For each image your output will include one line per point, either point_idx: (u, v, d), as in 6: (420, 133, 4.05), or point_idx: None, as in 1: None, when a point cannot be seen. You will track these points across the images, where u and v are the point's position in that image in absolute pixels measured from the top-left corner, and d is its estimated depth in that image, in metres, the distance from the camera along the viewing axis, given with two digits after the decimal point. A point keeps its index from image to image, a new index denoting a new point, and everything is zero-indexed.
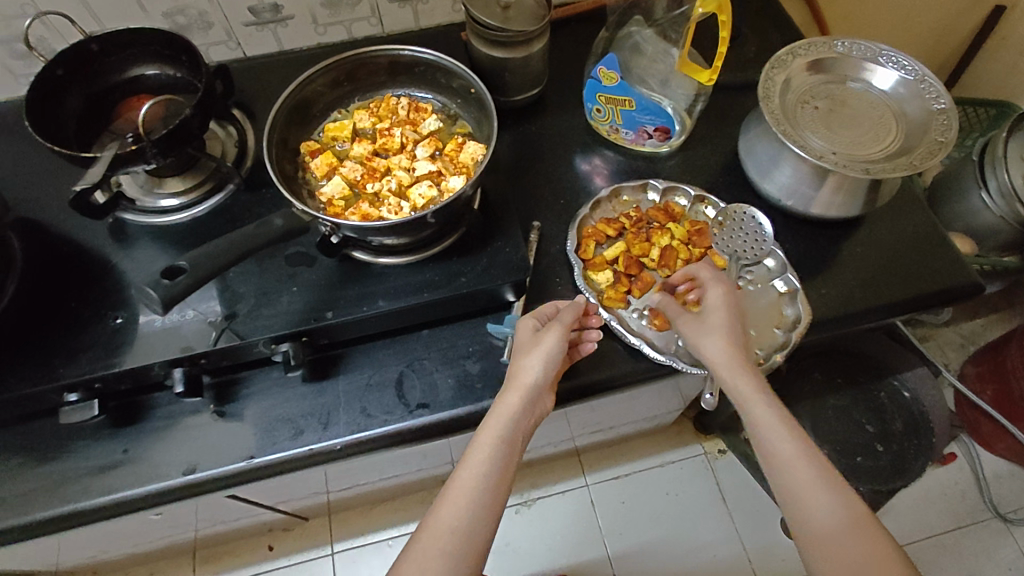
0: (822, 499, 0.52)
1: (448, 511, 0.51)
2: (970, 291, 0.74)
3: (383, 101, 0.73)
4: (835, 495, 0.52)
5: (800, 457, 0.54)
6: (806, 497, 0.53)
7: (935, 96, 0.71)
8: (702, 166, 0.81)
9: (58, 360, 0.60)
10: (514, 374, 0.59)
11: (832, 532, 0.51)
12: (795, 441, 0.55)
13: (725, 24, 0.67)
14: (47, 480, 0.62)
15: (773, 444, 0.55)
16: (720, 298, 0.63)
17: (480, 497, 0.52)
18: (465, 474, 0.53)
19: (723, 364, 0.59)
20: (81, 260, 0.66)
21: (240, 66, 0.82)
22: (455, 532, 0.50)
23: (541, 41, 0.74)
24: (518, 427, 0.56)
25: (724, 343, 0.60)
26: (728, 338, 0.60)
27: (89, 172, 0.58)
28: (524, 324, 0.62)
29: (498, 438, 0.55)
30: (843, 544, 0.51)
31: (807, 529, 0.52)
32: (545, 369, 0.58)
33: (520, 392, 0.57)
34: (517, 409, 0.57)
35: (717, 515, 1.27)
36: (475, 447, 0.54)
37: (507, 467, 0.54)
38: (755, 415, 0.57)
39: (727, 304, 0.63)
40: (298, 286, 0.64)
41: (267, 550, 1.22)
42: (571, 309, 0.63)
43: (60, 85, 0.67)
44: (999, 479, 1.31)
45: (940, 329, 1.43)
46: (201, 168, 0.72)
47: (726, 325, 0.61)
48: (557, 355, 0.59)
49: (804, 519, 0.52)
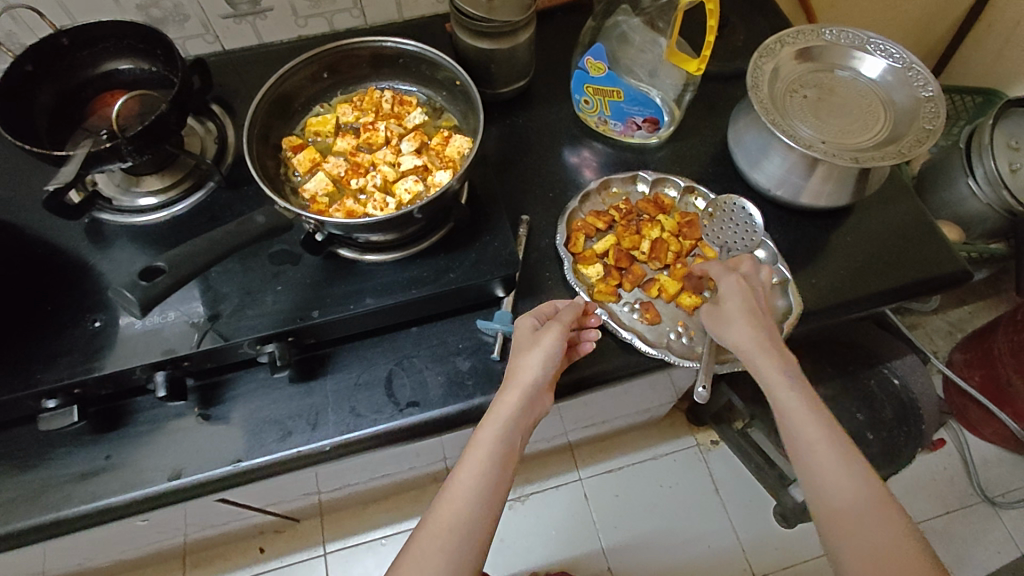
0: (841, 479, 0.52)
1: (447, 510, 0.51)
2: (959, 278, 0.74)
3: (366, 95, 0.71)
4: (853, 477, 0.52)
5: (824, 440, 0.54)
6: (827, 479, 0.53)
7: (922, 83, 0.71)
8: (691, 157, 0.80)
9: (36, 366, 0.58)
10: (513, 373, 0.58)
11: (851, 511, 0.51)
12: (818, 423, 0.55)
13: (713, 12, 0.66)
14: (26, 488, 0.60)
15: (796, 424, 0.55)
16: (734, 289, 0.63)
17: (477, 498, 0.51)
18: (464, 474, 0.52)
19: (745, 348, 0.59)
20: (57, 262, 0.65)
21: (219, 60, 0.80)
22: (454, 531, 0.50)
23: (526, 31, 0.73)
24: (516, 426, 0.55)
25: (747, 327, 0.60)
26: (750, 324, 0.60)
27: (63, 171, 0.56)
28: (523, 323, 0.61)
29: (497, 438, 0.54)
30: (865, 524, 0.51)
31: (828, 508, 0.52)
32: (544, 367, 0.57)
33: (519, 391, 0.56)
34: (516, 408, 0.56)
35: (710, 505, 1.27)
36: (474, 447, 0.54)
37: (505, 467, 0.53)
38: (781, 396, 0.57)
39: (744, 292, 0.63)
40: (282, 284, 0.63)
41: (258, 553, 1.21)
42: (571, 309, 0.62)
43: (31, 81, 0.65)
44: (987, 463, 1.33)
45: (928, 316, 1.45)
46: (180, 165, 0.70)
47: (743, 312, 0.61)
48: (556, 354, 0.58)
49: (823, 496, 0.53)
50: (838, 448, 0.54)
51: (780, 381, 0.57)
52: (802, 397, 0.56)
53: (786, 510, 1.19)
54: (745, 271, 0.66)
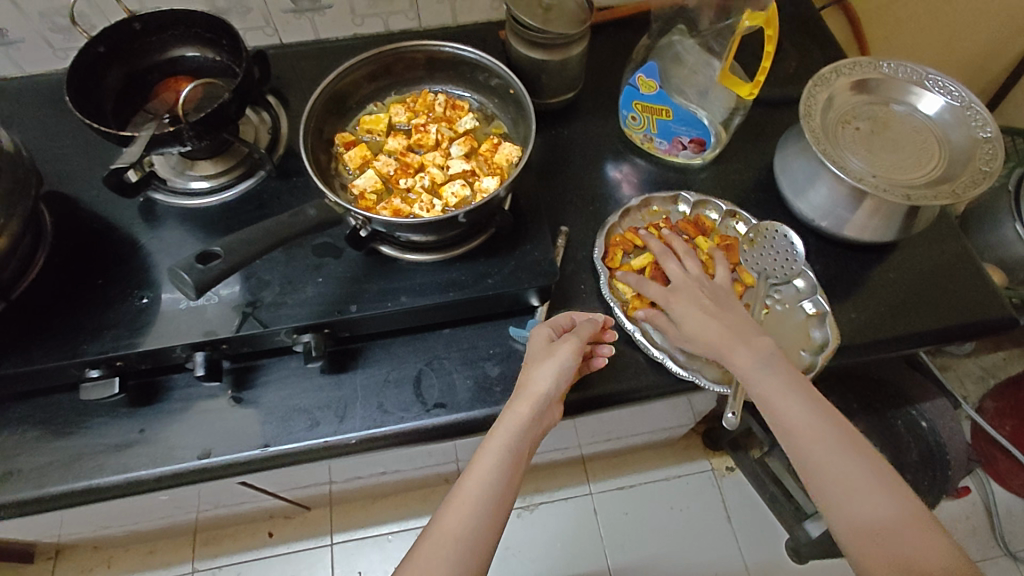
0: (871, 499, 0.52)
1: (453, 518, 0.51)
2: (1004, 325, 0.72)
3: (420, 97, 0.73)
4: (882, 493, 0.52)
5: (836, 446, 0.54)
6: (856, 499, 0.52)
7: (981, 124, 0.69)
8: (733, 181, 0.79)
9: (83, 336, 0.60)
10: (526, 383, 0.58)
11: (874, 522, 0.51)
12: (827, 429, 0.54)
13: (772, 38, 0.65)
14: (63, 454, 0.62)
15: (799, 435, 0.54)
16: (676, 300, 0.64)
17: (484, 508, 0.51)
18: (472, 481, 0.52)
19: (717, 352, 0.60)
20: (110, 237, 0.67)
21: (276, 53, 0.82)
22: (459, 539, 0.50)
23: (580, 45, 0.73)
24: (526, 436, 0.55)
25: (707, 331, 0.60)
26: (709, 326, 0.61)
27: (126, 152, 0.59)
28: (539, 333, 0.61)
29: (507, 447, 0.54)
30: (896, 537, 0.50)
31: (855, 525, 0.51)
32: (557, 381, 0.57)
33: (529, 402, 0.56)
34: (527, 419, 0.55)
35: (721, 532, 1.25)
36: (481, 456, 0.54)
37: (512, 478, 0.53)
38: (780, 408, 0.55)
39: (691, 297, 0.63)
40: (323, 276, 0.64)
41: (267, 537, 1.23)
42: (589, 325, 0.63)
43: (102, 61, 0.68)
44: (1013, 516, 1.28)
45: (961, 359, 1.41)
46: (233, 152, 0.72)
47: (696, 314, 0.62)
48: (570, 367, 0.58)
49: (843, 510, 0.52)
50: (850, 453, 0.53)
51: (771, 389, 0.56)
52: (802, 404, 0.55)
53: (799, 545, 1.16)
54: (687, 274, 0.66)
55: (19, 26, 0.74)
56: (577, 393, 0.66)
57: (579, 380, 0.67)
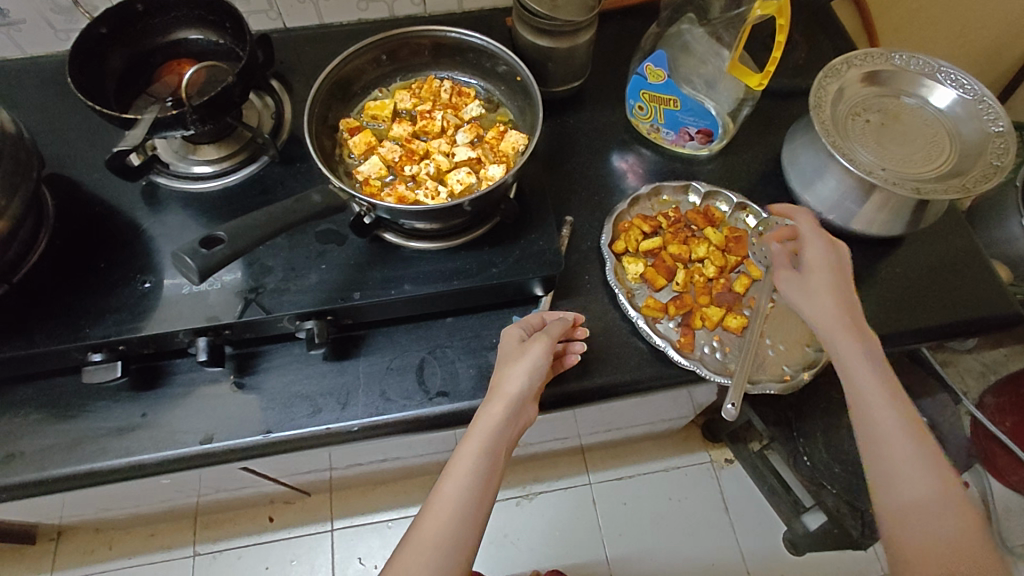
0: (917, 482, 0.54)
1: (432, 525, 0.51)
2: (1008, 322, 0.71)
3: (425, 83, 0.72)
4: (931, 481, 0.54)
5: (901, 431, 0.55)
6: (902, 480, 0.54)
7: (993, 118, 0.68)
8: (741, 173, 0.79)
9: (85, 320, 0.60)
10: (498, 384, 0.57)
11: (914, 506, 0.53)
12: (899, 414, 0.56)
13: (782, 27, 0.64)
14: (64, 437, 0.62)
15: (878, 413, 0.56)
16: (816, 250, 0.63)
17: (462, 514, 0.51)
18: (451, 485, 0.52)
19: (831, 317, 0.59)
20: (112, 221, 0.66)
21: (280, 37, 0.81)
22: (438, 546, 0.50)
23: (587, 33, 0.72)
24: (503, 436, 0.55)
25: (827, 300, 0.60)
26: (834, 295, 0.60)
27: (129, 134, 0.58)
28: (511, 333, 0.61)
29: (482, 450, 0.53)
30: (928, 517, 0.53)
31: (896, 501, 0.54)
32: (530, 379, 0.57)
33: (503, 402, 0.56)
34: (501, 419, 0.55)
35: (718, 523, 1.26)
36: (457, 459, 0.53)
37: (489, 480, 0.53)
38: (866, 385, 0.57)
39: (823, 259, 0.62)
40: (327, 262, 0.64)
41: (266, 521, 1.23)
42: (559, 323, 0.62)
43: (104, 42, 0.67)
44: (1009, 513, 1.29)
45: (961, 355, 1.41)
46: (236, 137, 0.71)
47: (824, 282, 0.61)
48: (542, 365, 0.58)
49: (893, 488, 0.55)
50: (917, 452, 0.55)
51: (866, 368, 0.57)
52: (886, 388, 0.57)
53: (796, 538, 1.17)
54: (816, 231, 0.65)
55: (19, 6, 0.74)
56: (578, 383, 0.66)
57: (582, 369, 0.67)
